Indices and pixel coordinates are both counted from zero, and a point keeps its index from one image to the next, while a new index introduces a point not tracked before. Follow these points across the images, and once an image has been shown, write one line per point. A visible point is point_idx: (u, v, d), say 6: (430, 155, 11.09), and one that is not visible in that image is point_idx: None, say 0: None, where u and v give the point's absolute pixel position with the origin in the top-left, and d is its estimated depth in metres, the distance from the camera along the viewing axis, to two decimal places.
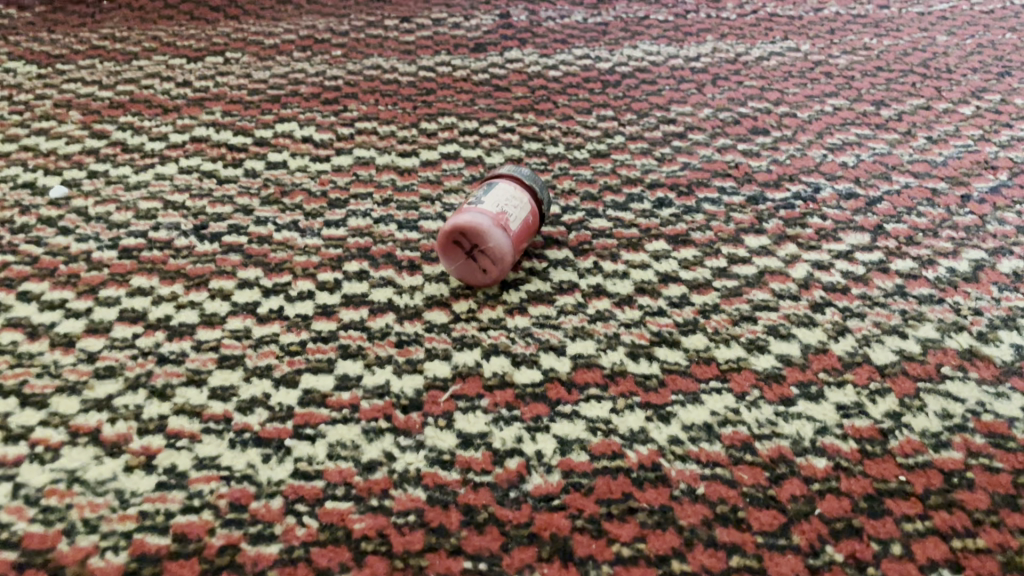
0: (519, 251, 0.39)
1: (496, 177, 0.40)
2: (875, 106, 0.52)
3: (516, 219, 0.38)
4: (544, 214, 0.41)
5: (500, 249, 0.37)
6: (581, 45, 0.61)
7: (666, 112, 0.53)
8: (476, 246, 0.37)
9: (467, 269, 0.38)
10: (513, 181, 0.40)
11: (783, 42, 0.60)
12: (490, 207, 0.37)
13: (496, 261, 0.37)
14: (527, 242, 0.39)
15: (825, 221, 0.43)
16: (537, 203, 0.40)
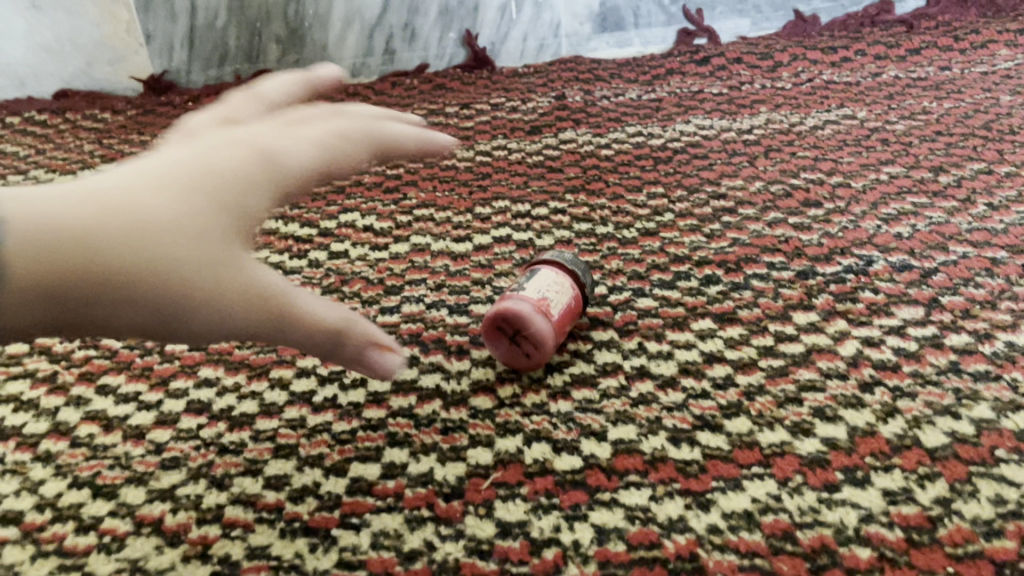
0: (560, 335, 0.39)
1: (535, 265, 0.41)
2: (933, 172, 0.51)
3: (558, 305, 0.39)
4: (587, 298, 0.42)
5: (541, 335, 0.38)
6: (634, 122, 0.62)
7: (716, 187, 0.53)
8: (518, 331, 0.38)
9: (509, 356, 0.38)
10: (551, 268, 0.41)
11: (839, 110, 0.60)
12: (532, 295, 0.38)
13: (538, 345, 0.38)
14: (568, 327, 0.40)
15: (877, 295, 0.42)
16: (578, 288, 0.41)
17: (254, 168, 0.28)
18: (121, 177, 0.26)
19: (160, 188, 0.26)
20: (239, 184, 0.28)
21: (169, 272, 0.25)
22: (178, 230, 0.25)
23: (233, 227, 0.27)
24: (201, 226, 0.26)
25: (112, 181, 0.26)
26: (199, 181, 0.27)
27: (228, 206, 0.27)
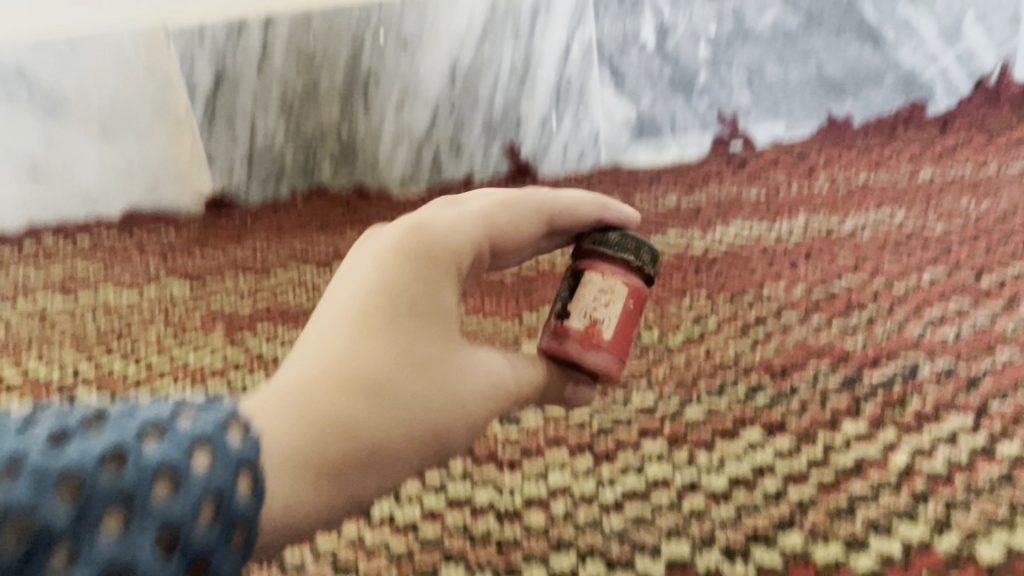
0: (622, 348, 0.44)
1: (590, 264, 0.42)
2: (975, 274, 0.52)
3: None
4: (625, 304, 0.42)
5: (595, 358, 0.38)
6: (675, 228, 0.64)
7: (759, 292, 0.54)
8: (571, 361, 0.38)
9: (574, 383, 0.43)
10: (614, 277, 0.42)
11: (877, 211, 0.61)
12: None
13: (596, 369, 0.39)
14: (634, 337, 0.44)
15: (925, 401, 0.42)
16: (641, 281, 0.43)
17: (427, 280, 0.34)
18: (325, 340, 0.30)
19: (364, 335, 0.31)
20: (422, 306, 0.33)
21: (411, 410, 0.31)
22: (396, 367, 0.30)
23: (430, 352, 0.32)
24: (406, 359, 0.31)
25: (330, 347, 0.30)
26: (396, 319, 0.32)
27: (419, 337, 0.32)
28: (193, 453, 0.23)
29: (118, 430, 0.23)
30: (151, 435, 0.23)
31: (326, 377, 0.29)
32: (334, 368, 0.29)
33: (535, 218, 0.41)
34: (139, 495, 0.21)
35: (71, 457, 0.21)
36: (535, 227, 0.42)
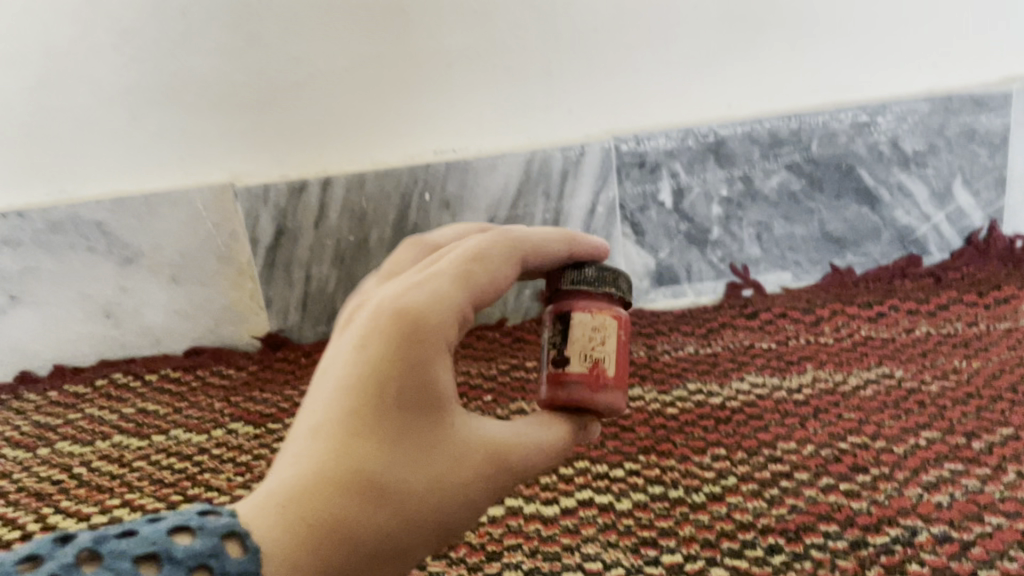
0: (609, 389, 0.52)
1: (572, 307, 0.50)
2: (966, 437, 0.58)
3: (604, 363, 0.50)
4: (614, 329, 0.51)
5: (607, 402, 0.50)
6: (694, 378, 0.71)
7: (772, 449, 0.60)
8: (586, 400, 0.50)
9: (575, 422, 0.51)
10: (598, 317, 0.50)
11: (878, 367, 0.68)
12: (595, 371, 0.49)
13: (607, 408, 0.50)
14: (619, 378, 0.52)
15: (923, 567, 0.48)
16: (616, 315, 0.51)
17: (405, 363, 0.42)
18: (329, 435, 0.41)
19: (358, 436, 0.41)
20: (392, 395, 0.41)
21: (399, 491, 0.40)
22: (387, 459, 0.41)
23: (404, 430, 0.41)
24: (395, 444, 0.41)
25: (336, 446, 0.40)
26: (368, 418, 0.41)
27: (390, 425, 0.41)
28: (215, 544, 0.36)
29: (161, 533, 0.36)
30: (185, 537, 0.36)
31: (313, 483, 0.39)
32: (320, 477, 0.39)
33: (505, 257, 0.48)
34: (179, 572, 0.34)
35: (128, 558, 0.34)
36: (504, 263, 0.48)
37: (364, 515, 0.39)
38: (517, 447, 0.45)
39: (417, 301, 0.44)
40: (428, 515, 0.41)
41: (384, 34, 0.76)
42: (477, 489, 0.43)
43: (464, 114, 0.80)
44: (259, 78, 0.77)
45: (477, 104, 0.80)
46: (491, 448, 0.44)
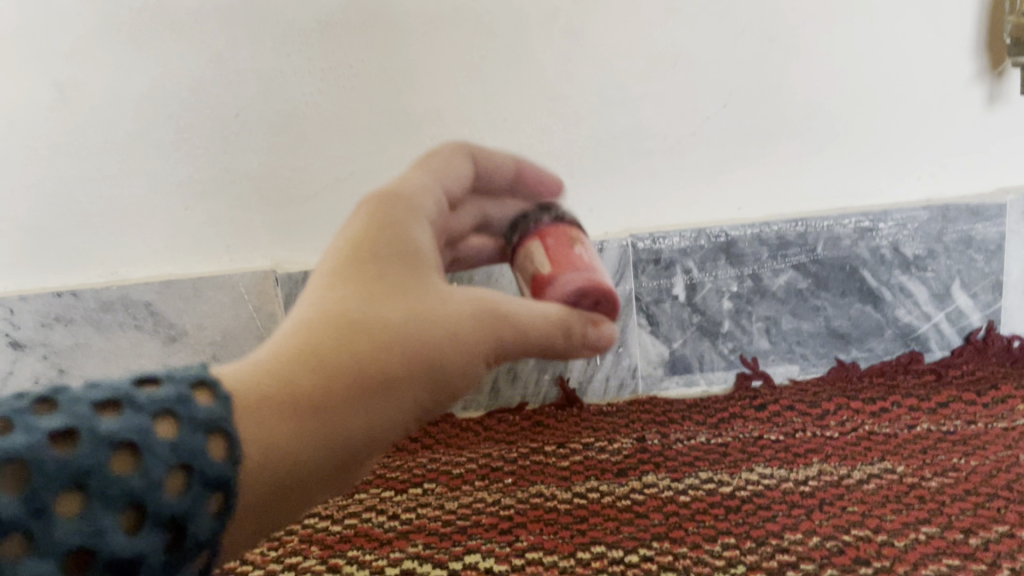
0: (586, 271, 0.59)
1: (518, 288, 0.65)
2: (964, 533, 0.61)
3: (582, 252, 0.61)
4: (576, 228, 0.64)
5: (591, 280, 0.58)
6: (706, 467, 0.74)
7: (779, 539, 0.63)
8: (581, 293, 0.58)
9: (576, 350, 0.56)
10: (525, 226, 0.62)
11: (880, 463, 0.71)
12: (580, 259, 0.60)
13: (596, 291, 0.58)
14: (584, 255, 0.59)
15: None
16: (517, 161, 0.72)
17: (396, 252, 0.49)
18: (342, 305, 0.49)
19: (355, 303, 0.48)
20: (358, 270, 0.46)
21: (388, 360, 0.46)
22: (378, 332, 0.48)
23: (357, 304, 0.44)
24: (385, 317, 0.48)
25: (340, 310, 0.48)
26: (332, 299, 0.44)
27: (346, 300, 0.44)
28: (179, 394, 0.35)
29: (127, 421, 0.32)
30: (163, 422, 0.34)
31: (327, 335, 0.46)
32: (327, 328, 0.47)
33: (456, 152, 0.66)
34: (158, 474, 0.32)
35: (91, 406, 0.33)
36: (459, 147, 0.67)
37: (310, 369, 0.40)
38: (517, 318, 0.49)
39: (383, 223, 0.50)
40: (424, 372, 0.44)
41: (422, 133, 0.84)
42: (477, 349, 0.47)
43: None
44: (304, 172, 0.85)
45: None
46: (479, 307, 0.48)
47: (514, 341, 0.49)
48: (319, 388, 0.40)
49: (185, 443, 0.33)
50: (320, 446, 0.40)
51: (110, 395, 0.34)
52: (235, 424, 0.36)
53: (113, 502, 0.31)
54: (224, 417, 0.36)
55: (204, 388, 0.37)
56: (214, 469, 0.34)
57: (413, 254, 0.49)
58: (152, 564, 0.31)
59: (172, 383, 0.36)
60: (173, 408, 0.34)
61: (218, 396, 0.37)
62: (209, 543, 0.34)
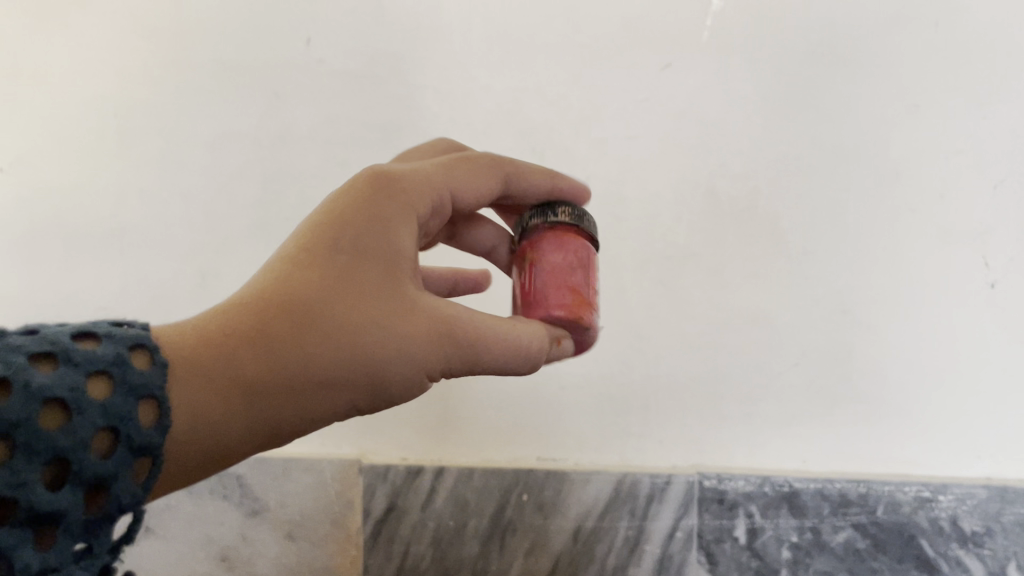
0: (543, 245, 0.71)
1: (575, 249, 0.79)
2: None
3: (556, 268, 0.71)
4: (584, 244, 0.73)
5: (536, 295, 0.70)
6: None
7: None
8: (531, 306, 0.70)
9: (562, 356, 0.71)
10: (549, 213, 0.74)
11: None
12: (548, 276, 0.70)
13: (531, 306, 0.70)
14: (545, 265, 0.70)
15: None
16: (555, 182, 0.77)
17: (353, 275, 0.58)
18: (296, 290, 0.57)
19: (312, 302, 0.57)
20: (318, 286, 0.57)
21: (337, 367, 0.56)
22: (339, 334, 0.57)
23: (310, 309, 0.55)
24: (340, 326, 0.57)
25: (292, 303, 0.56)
26: (278, 304, 0.55)
27: (299, 304, 0.55)
28: (115, 354, 0.47)
29: (15, 409, 0.42)
30: (50, 412, 0.43)
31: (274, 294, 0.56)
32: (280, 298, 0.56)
33: (485, 167, 0.73)
34: (84, 433, 0.44)
35: (24, 356, 0.45)
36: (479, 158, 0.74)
37: (226, 357, 0.53)
38: (467, 327, 0.61)
39: (349, 238, 0.59)
40: (355, 364, 0.56)
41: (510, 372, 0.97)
42: (416, 356, 0.58)
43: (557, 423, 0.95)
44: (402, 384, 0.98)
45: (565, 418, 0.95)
46: (426, 322, 0.59)
47: (432, 355, 0.59)
48: (251, 378, 0.53)
49: (80, 432, 0.44)
50: (253, 418, 0.53)
51: (4, 376, 0.43)
52: (164, 392, 0.49)
53: None
54: (151, 391, 0.48)
55: (122, 381, 0.47)
56: (141, 446, 0.47)
57: (375, 265, 0.59)
58: (74, 510, 0.43)
59: (71, 371, 0.45)
60: (65, 400, 0.44)
61: (158, 402, 0.48)
62: (126, 506, 0.47)
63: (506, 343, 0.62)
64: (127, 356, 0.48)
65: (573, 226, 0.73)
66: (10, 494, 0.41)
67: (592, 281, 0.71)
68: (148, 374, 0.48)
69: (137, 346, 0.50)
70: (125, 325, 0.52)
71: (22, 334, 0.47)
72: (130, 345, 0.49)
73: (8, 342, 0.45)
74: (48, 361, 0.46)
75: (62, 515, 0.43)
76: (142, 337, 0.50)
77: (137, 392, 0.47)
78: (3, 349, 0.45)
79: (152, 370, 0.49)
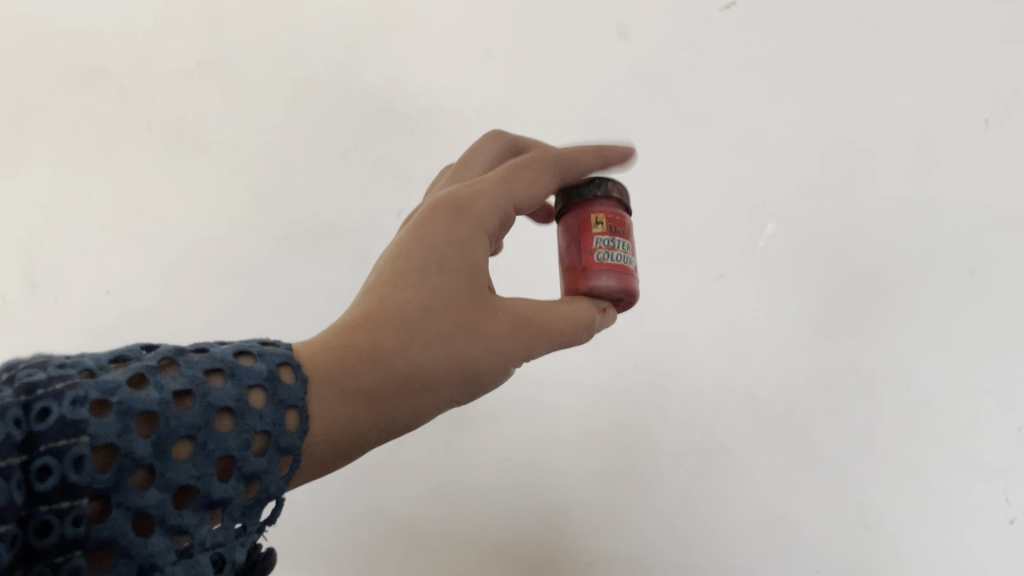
0: (562, 227, 0.79)
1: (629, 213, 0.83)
2: None
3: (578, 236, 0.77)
4: (600, 207, 0.78)
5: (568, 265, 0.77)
6: None
7: None
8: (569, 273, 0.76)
9: (609, 314, 0.77)
10: (579, 190, 0.79)
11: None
12: (575, 244, 0.77)
13: (568, 274, 0.76)
14: (564, 244, 0.78)
15: None
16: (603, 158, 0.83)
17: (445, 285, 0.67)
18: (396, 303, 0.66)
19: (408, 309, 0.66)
20: (418, 297, 0.66)
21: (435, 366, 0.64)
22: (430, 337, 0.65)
23: (413, 318, 0.65)
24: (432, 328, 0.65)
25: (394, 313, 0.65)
26: (382, 317, 0.65)
27: (401, 316, 0.65)
28: (267, 371, 0.56)
29: (195, 415, 0.49)
30: (222, 419, 0.51)
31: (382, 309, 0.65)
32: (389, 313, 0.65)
33: (543, 166, 0.77)
34: (245, 436, 0.52)
35: (198, 369, 0.52)
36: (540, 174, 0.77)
37: (349, 368, 0.62)
38: (536, 325, 0.71)
39: (433, 259, 0.68)
40: (451, 362, 0.65)
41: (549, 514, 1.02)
42: (499, 353, 0.68)
43: (610, 487, 1.01)
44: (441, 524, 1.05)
45: (616, 482, 1.01)
46: (504, 325, 0.69)
47: (517, 351, 0.69)
48: (370, 385, 0.62)
49: (242, 435, 0.51)
50: (374, 416, 0.62)
51: (188, 387, 0.50)
52: (304, 404, 0.57)
53: (172, 480, 0.47)
54: (296, 403, 0.56)
55: (273, 394, 0.55)
56: (288, 449, 0.54)
57: (456, 279, 0.68)
58: (235, 499, 0.51)
59: (236, 384, 0.53)
60: (232, 408, 0.52)
61: (301, 412, 0.56)
62: (272, 499, 0.54)
63: (568, 321, 0.72)
64: (277, 372, 0.56)
65: (583, 199, 0.78)
66: (193, 483, 0.48)
67: (620, 239, 0.76)
68: (294, 389, 0.57)
69: (283, 363, 0.58)
70: (271, 344, 0.60)
71: (191, 350, 0.55)
72: (278, 362, 0.57)
73: (185, 356, 0.53)
74: (217, 374, 0.53)
75: (226, 503, 0.50)
76: (287, 355, 0.59)
77: (285, 404, 0.55)
78: (183, 363, 0.52)
79: (296, 385, 0.57)
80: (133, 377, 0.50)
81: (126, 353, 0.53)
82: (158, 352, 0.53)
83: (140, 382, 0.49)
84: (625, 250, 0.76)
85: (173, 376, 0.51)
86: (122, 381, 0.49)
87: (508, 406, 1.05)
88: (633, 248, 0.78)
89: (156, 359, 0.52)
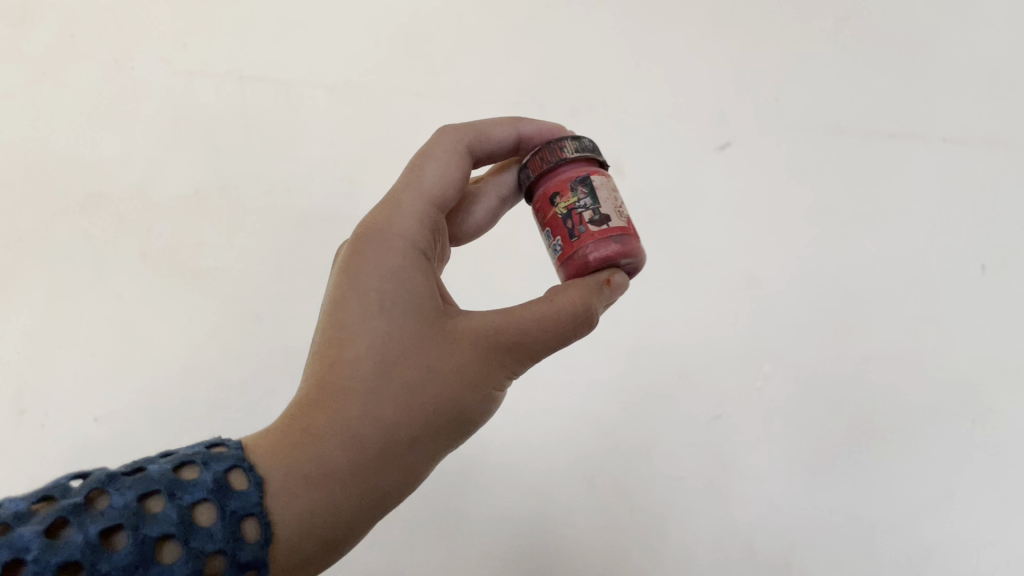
0: None
1: (558, 155, 0.71)
2: None
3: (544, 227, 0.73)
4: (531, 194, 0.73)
5: None
6: None
7: None
8: None
9: (614, 282, 0.67)
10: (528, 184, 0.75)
11: None
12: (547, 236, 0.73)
13: None
14: None
15: None
16: (519, 129, 0.79)
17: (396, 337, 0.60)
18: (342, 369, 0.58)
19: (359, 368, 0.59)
20: (364, 358, 0.58)
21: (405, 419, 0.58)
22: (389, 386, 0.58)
23: (364, 380, 0.57)
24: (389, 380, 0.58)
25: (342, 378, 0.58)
26: (331, 389, 0.57)
27: (355, 383, 0.57)
28: (213, 479, 0.48)
29: (128, 555, 0.42)
30: (164, 549, 0.44)
31: (329, 381, 0.58)
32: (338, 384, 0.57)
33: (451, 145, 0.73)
34: (193, 564, 0.44)
35: (129, 495, 0.45)
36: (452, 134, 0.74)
37: (315, 449, 0.54)
38: (521, 346, 0.63)
39: (373, 300, 0.61)
40: (426, 412, 0.59)
41: None
42: (476, 381, 0.61)
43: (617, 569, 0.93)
44: None
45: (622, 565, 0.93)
46: (475, 350, 0.61)
47: (497, 378, 0.63)
48: (347, 464, 0.55)
49: (190, 562, 0.44)
50: (352, 496, 0.55)
51: (116, 522, 0.43)
52: (263, 509, 0.49)
53: None
54: (253, 510, 0.49)
55: (223, 505, 0.48)
56: (249, 564, 0.47)
57: (413, 322, 0.61)
58: None
59: (176, 506, 0.46)
60: (174, 534, 0.44)
61: (260, 519, 0.49)
62: None
63: (553, 320, 0.63)
64: (225, 480, 0.49)
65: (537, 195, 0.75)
66: None
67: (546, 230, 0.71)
68: (247, 494, 0.49)
69: (233, 467, 0.51)
70: (218, 446, 0.53)
71: (123, 471, 0.48)
72: (226, 467, 0.50)
73: (116, 483, 0.46)
74: (152, 497, 0.46)
75: None
76: (235, 457, 0.51)
77: (237, 514, 0.48)
78: (109, 492, 0.45)
79: (249, 490, 0.49)
80: (50, 522, 0.42)
81: (51, 487, 0.46)
82: (85, 483, 0.46)
83: (60, 526, 0.42)
84: (549, 243, 0.70)
85: (100, 510, 0.44)
86: (36, 529, 0.41)
87: (468, 504, 0.94)
88: (555, 226, 0.69)
89: (81, 493, 0.45)
